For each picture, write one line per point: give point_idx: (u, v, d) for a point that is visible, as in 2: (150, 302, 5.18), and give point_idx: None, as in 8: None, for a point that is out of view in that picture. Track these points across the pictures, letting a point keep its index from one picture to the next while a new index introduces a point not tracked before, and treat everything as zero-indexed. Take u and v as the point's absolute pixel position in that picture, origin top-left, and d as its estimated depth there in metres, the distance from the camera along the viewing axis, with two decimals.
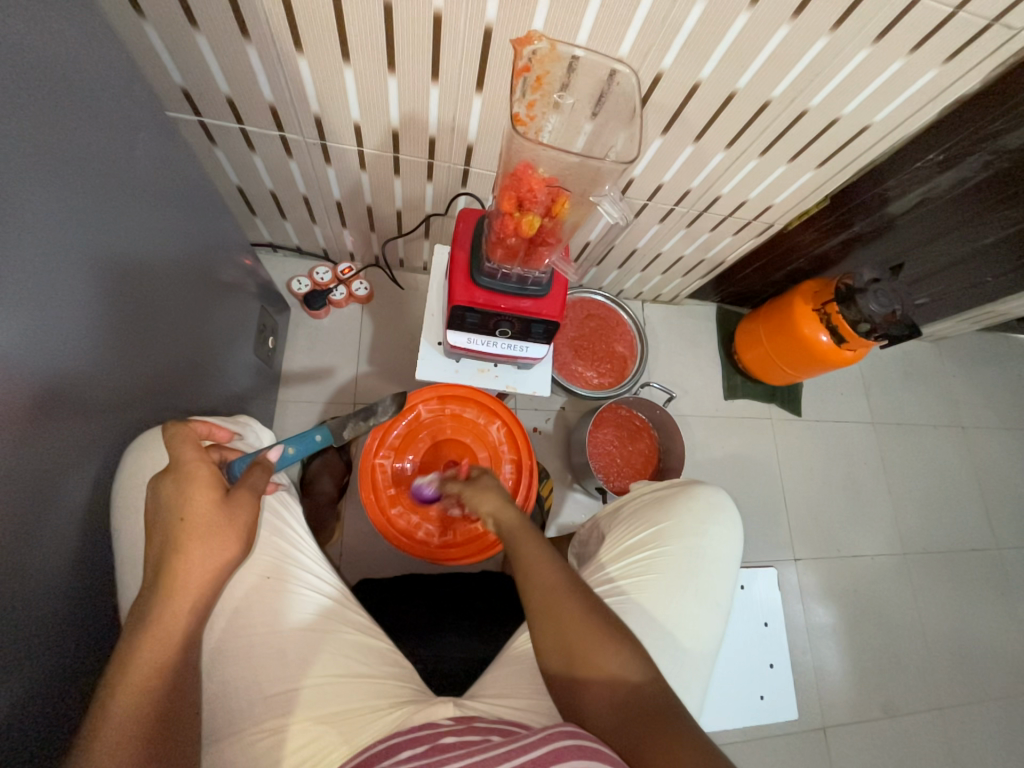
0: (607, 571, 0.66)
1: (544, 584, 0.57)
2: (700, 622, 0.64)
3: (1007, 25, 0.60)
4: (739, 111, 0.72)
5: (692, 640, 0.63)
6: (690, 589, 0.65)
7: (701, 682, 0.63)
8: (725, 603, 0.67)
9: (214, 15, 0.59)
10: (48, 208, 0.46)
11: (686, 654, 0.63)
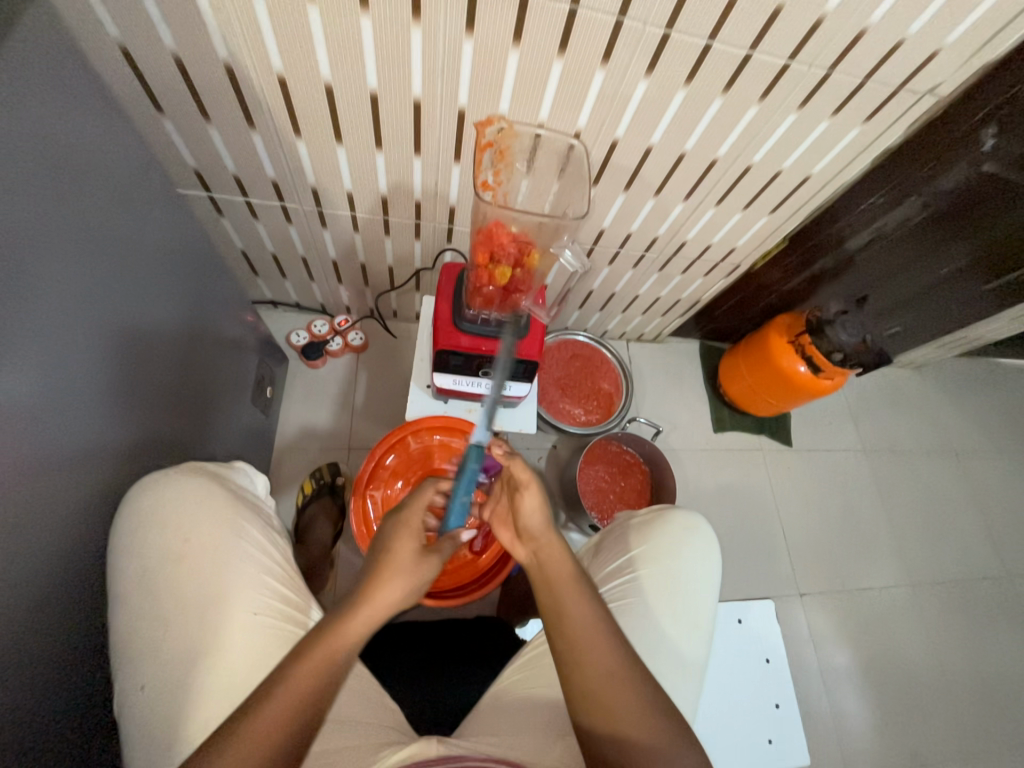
0: None
1: (594, 665, 0.51)
2: (682, 647, 0.64)
3: (911, 92, 0.69)
4: (691, 169, 0.80)
5: (676, 667, 0.63)
6: (671, 613, 0.66)
7: (690, 711, 0.63)
8: (707, 625, 0.67)
9: (225, 110, 0.69)
10: (78, 277, 0.52)
11: (672, 683, 0.63)
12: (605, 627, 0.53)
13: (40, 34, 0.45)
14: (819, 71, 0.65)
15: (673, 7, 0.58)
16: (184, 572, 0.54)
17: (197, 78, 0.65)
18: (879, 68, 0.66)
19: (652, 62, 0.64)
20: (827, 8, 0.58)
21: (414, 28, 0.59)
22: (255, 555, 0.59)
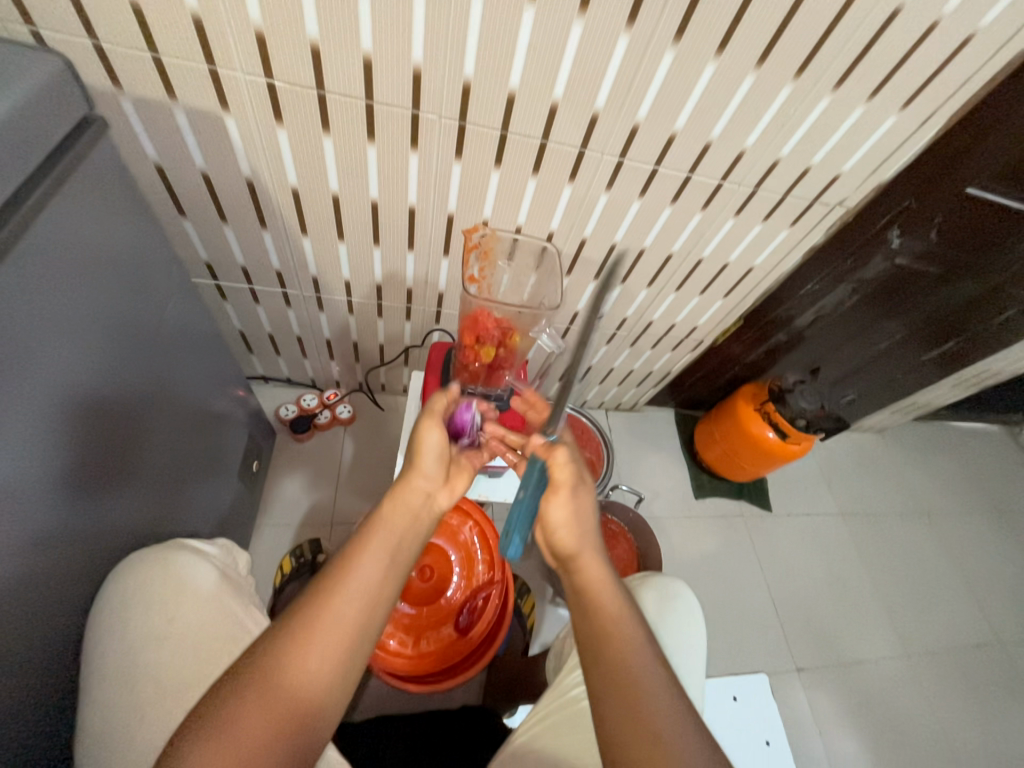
0: None
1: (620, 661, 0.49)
2: None
3: (824, 204, 0.84)
4: (650, 261, 0.92)
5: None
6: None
7: None
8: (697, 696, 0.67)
9: (241, 214, 0.78)
10: (86, 361, 0.55)
11: None
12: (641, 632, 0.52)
13: (95, 165, 0.54)
14: (748, 188, 0.79)
15: (625, 141, 0.70)
16: (167, 654, 0.52)
17: (220, 189, 0.74)
18: (795, 187, 0.80)
19: (610, 181, 0.76)
20: (746, 145, 0.72)
21: (412, 154, 0.71)
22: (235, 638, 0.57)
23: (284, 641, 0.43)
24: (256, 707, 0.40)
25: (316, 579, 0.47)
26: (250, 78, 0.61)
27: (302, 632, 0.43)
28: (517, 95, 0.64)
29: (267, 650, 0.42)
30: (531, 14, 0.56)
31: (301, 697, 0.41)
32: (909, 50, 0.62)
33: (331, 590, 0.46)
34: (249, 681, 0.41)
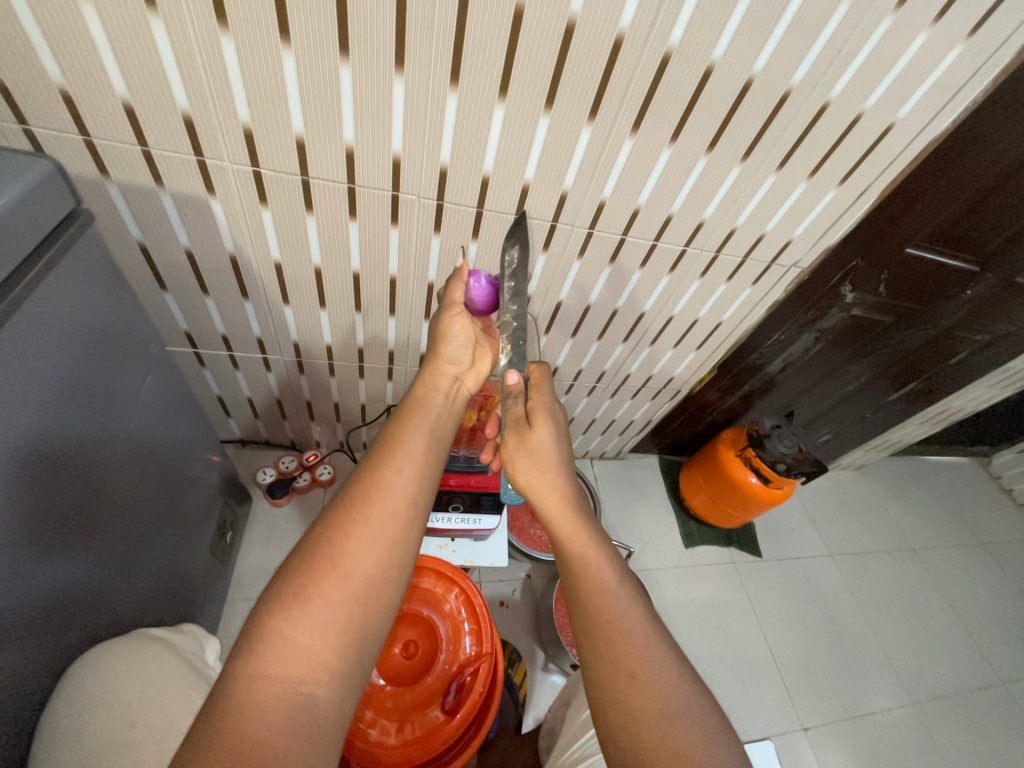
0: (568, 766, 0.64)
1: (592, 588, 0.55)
2: None
3: (781, 265, 0.90)
4: (625, 319, 0.96)
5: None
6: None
7: None
8: None
9: (223, 287, 0.80)
10: (62, 441, 0.53)
11: None
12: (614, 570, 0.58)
13: (82, 253, 0.55)
14: (710, 252, 0.85)
15: (593, 215, 0.75)
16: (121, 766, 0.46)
17: (204, 264, 0.76)
18: (753, 250, 0.86)
19: (582, 249, 0.81)
20: (704, 216, 0.78)
21: (393, 229, 0.74)
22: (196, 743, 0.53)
23: (318, 571, 0.45)
24: (301, 632, 0.42)
25: (348, 496, 0.51)
26: (237, 166, 0.64)
27: (335, 560, 0.46)
28: (492, 176, 0.68)
29: (302, 581, 0.44)
30: (502, 109, 0.61)
31: (342, 622, 0.44)
32: (839, 137, 0.69)
33: (358, 522, 0.49)
34: (286, 613, 0.42)
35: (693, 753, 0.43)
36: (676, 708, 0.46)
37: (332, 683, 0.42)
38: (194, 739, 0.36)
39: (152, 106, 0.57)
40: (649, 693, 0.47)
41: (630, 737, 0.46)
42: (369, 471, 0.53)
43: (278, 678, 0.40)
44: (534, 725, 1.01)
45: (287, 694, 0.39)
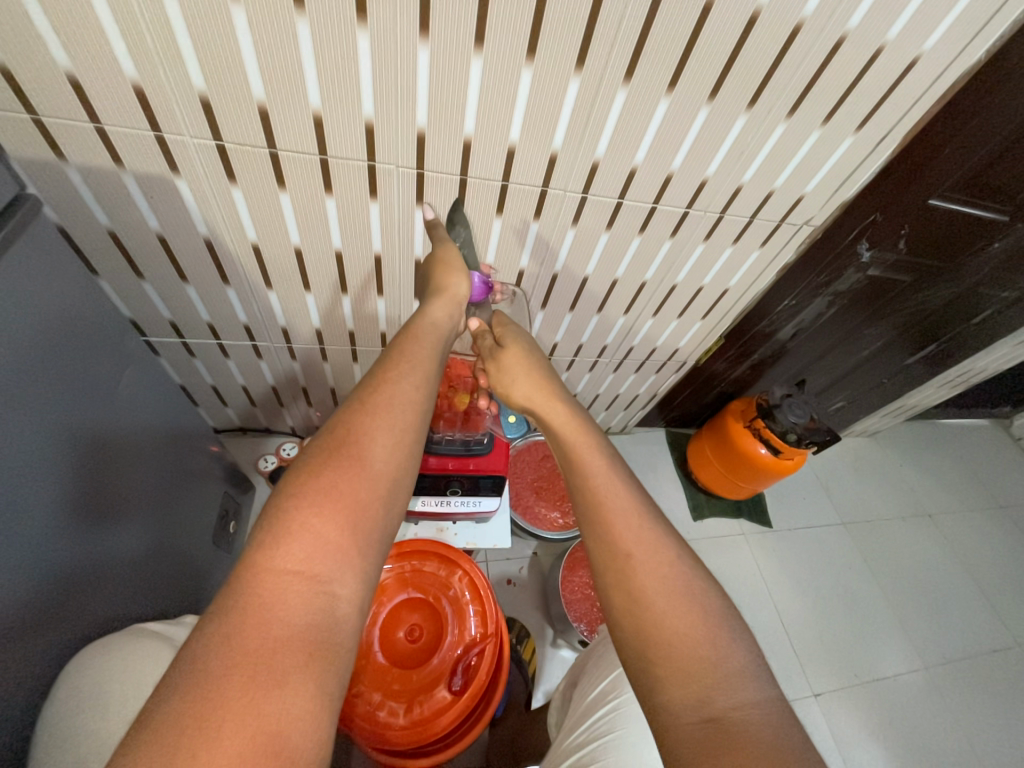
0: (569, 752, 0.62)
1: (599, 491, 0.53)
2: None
3: (791, 223, 0.84)
4: (626, 289, 0.91)
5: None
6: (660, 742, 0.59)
7: None
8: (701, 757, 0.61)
9: (202, 273, 0.76)
10: (41, 439, 0.52)
11: None
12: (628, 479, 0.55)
13: (36, 243, 0.52)
14: (715, 212, 0.79)
15: (586, 178, 0.70)
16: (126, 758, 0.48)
17: (177, 249, 0.72)
18: (761, 209, 0.80)
19: (576, 215, 0.75)
20: (708, 173, 0.72)
21: (373, 203, 0.69)
22: None
23: (334, 472, 0.41)
24: (328, 530, 0.38)
25: (354, 401, 0.46)
26: (199, 141, 0.60)
27: (361, 461, 0.42)
28: (474, 139, 0.63)
29: (326, 479, 0.40)
30: (479, 61, 0.56)
31: (368, 524, 0.40)
32: (856, 77, 0.63)
33: (372, 428, 0.44)
34: (307, 509, 0.38)
35: (690, 631, 0.44)
36: (671, 581, 0.47)
37: (358, 585, 0.38)
38: (205, 635, 0.32)
39: (99, 78, 0.53)
40: (646, 570, 0.47)
41: (636, 618, 0.46)
42: (374, 378, 0.49)
43: (304, 575, 0.36)
44: (545, 699, 1.01)
45: (312, 593, 0.36)
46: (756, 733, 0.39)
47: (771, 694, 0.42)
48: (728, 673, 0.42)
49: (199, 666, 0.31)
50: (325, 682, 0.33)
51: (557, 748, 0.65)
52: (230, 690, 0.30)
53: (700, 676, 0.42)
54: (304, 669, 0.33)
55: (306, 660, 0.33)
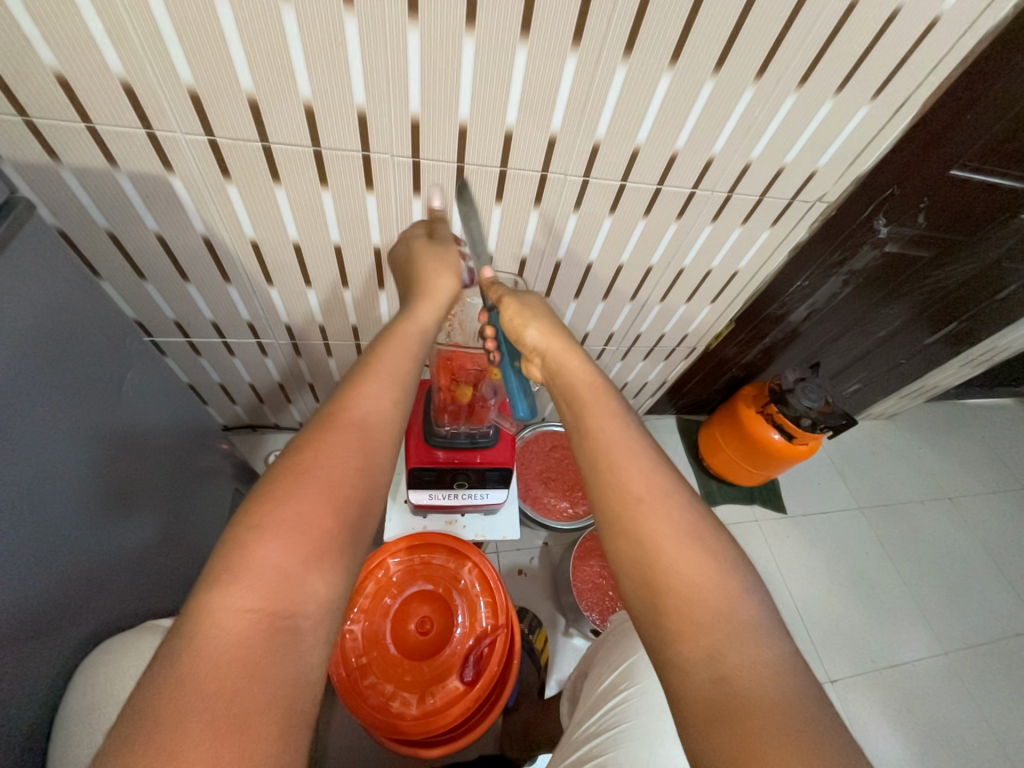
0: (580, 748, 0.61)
1: (609, 450, 0.51)
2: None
3: (803, 201, 0.81)
4: (631, 275, 0.89)
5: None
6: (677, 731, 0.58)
7: None
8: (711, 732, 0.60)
9: (202, 271, 0.76)
10: (51, 442, 0.52)
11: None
12: (636, 436, 0.53)
13: (30, 246, 0.52)
14: (722, 193, 0.76)
15: (587, 160, 0.68)
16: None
17: (176, 248, 0.72)
18: (771, 187, 0.77)
19: (578, 200, 0.73)
20: (714, 152, 0.69)
21: (369, 194, 0.68)
22: None
23: (301, 490, 0.41)
24: (284, 565, 0.38)
25: (328, 414, 0.47)
26: (190, 136, 0.59)
27: (320, 488, 0.42)
28: (469, 125, 0.61)
29: (282, 512, 0.40)
30: (472, 42, 0.54)
31: (319, 555, 0.39)
32: (871, 41, 0.59)
33: (340, 441, 0.45)
34: (266, 540, 0.38)
35: (699, 582, 0.43)
36: (677, 529, 0.46)
37: (320, 617, 0.38)
38: (164, 680, 0.32)
39: (87, 75, 0.52)
40: (651, 521, 0.47)
41: (644, 569, 0.45)
42: (348, 389, 0.49)
43: (262, 613, 0.36)
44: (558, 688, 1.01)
45: (271, 630, 0.36)
46: (766, 689, 0.38)
47: (785, 650, 0.41)
48: (740, 626, 0.41)
49: (153, 715, 0.31)
50: (288, 718, 0.34)
51: (568, 741, 0.65)
52: (185, 737, 0.30)
53: (710, 630, 0.41)
54: (263, 709, 0.33)
55: (266, 701, 0.33)
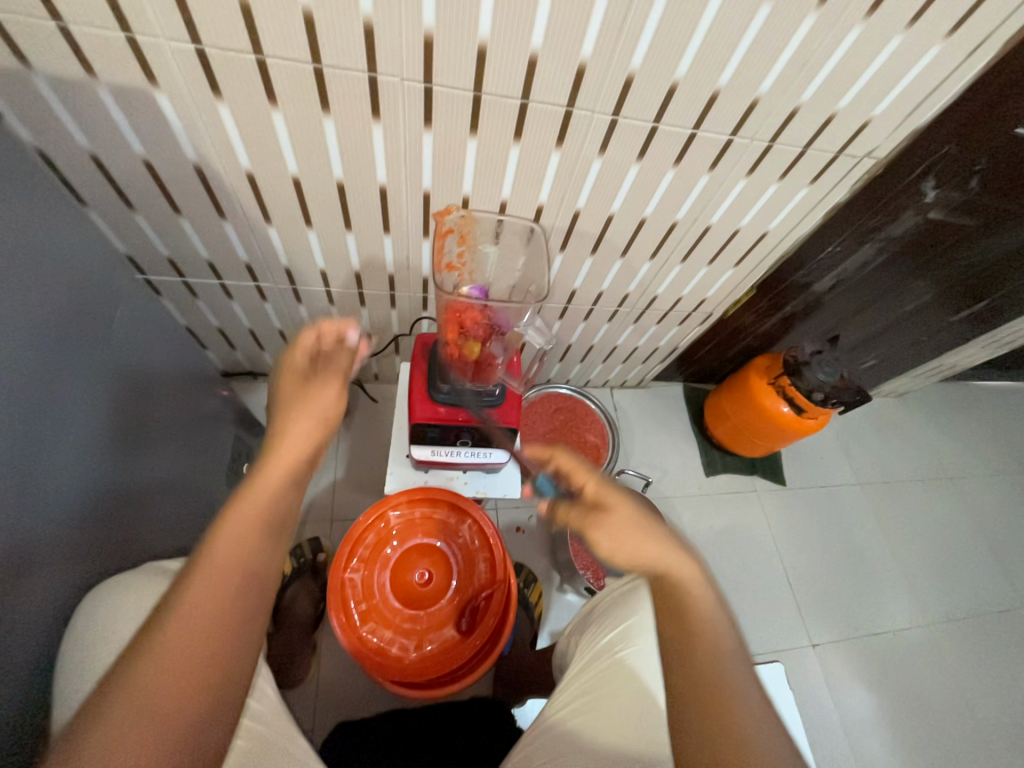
0: (581, 688, 0.64)
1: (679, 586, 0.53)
2: None
3: (850, 155, 0.73)
4: (653, 231, 0.83)
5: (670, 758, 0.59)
6: (664, 694, 0.62)
7: None
8: None
9: (196, 205, 0.71)
10: (40, 376, 0.50)
11: None
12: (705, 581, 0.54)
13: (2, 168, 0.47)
14: (762, 142, 0.69)
15: (618, 97, 0.61)
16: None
17: (166, 175, 0.66)
18: (818, 137, 0.70)
19: (604, 143, 0.67)
20: (760, 92, 0.62)
21: (375, 124, 0.62)
22: None
23: (187, 600, 0.43)
24: (175, 675, 0.40)
25: (226, 507, 0.48)
26: (176, 44, 0.52)
27: (216, 589, 0.44)
28: (489, 46, 0.54)
29: (177, 616, 0.42)
30: None
31: (212, 654, 0.42)
32: None
33: (236, 539, 0.46)
34: (164, 651, 0.40)
35: (750, 733, 0.46)
36: (739, 690, 0.48)
37: (214, 714, 0.41)
38: None
39: None
40: (719, 671, 0.49)
41: (699, 708, 0.48)
42: (248, 478, 0.50)
43: (165, 713, 0.39)
44: (550, 640, 1.05)
45: (167, 727, 0.39)
46: None
47: None
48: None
49: None
50: None
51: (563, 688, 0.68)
52: None
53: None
54: None
55: None
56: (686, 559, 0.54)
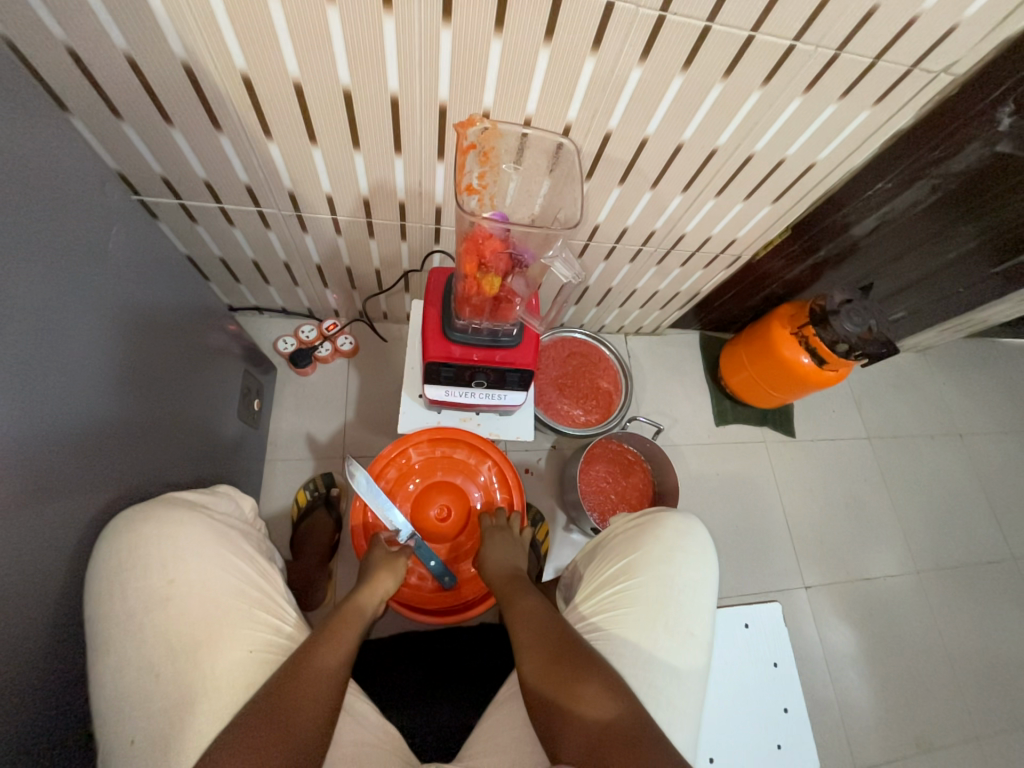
0: (584, 612, 0.69)
1: (530, 624, 0.65)
2: (677, 654, 0.65)
3: (925, 69, 0.65)
4: (689, 159, 0.76)
5: (671, 676, 0.64)
6: (664, 622, 0.67)
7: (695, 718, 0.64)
8: (704, 634, 0.68)
9: (188, 113, 0.64)
10: (35, 297, 0.47)
11: (674, 684, 0.64)
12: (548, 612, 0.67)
13: None
14: (828, 50, 0.60)
15: None
16: (170, 612, 0.53)
17: (152, 75, 0.59)
18: (892, 45, 0.61)
19: (646, 47, 0.59)
20: None
21: (387, 16, 0.54)
22: (256, 581, 0.61)
23: (312, 644, 0.57)
24: (301, 690, 0.52)
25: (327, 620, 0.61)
26: None
27: (334, 639, 0.59)
28: None
29: (303, 654, 0.55)
30: None
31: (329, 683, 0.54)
32: None
33: (351, 611, 0.64)
34: (294, 673, 0.53)
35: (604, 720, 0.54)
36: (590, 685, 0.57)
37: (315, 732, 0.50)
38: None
39: None
40: (568, 679, 0.57)
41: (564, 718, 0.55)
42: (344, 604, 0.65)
43: (282, 720, 0.49)
44: (555, 574, 1.09)
45: (282, 733, 0.48)
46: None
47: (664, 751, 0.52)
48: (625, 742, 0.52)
49: None
50: None
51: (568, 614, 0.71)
52: None
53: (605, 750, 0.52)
54: None
55: None
56: (534, 602, 0.68)
